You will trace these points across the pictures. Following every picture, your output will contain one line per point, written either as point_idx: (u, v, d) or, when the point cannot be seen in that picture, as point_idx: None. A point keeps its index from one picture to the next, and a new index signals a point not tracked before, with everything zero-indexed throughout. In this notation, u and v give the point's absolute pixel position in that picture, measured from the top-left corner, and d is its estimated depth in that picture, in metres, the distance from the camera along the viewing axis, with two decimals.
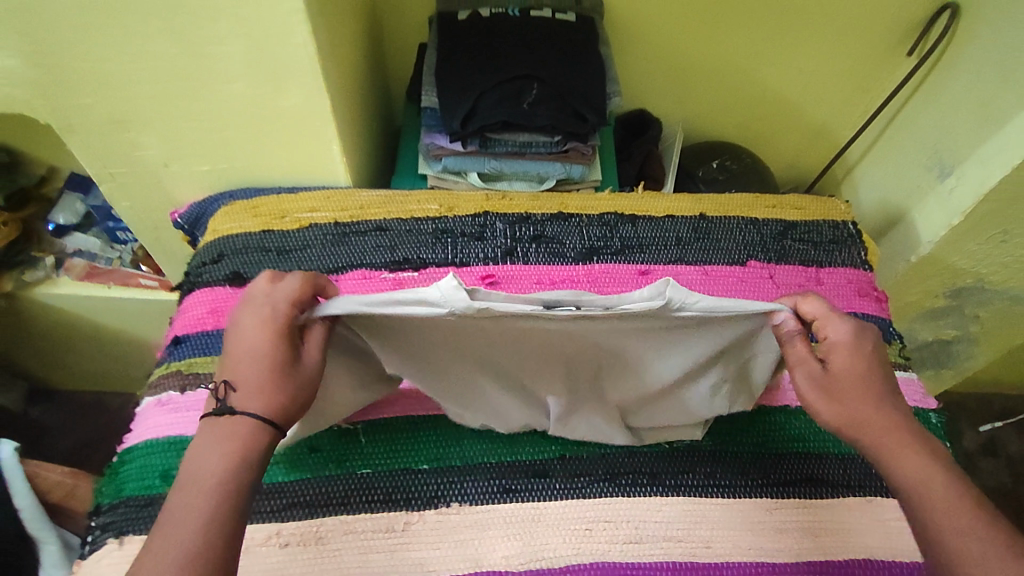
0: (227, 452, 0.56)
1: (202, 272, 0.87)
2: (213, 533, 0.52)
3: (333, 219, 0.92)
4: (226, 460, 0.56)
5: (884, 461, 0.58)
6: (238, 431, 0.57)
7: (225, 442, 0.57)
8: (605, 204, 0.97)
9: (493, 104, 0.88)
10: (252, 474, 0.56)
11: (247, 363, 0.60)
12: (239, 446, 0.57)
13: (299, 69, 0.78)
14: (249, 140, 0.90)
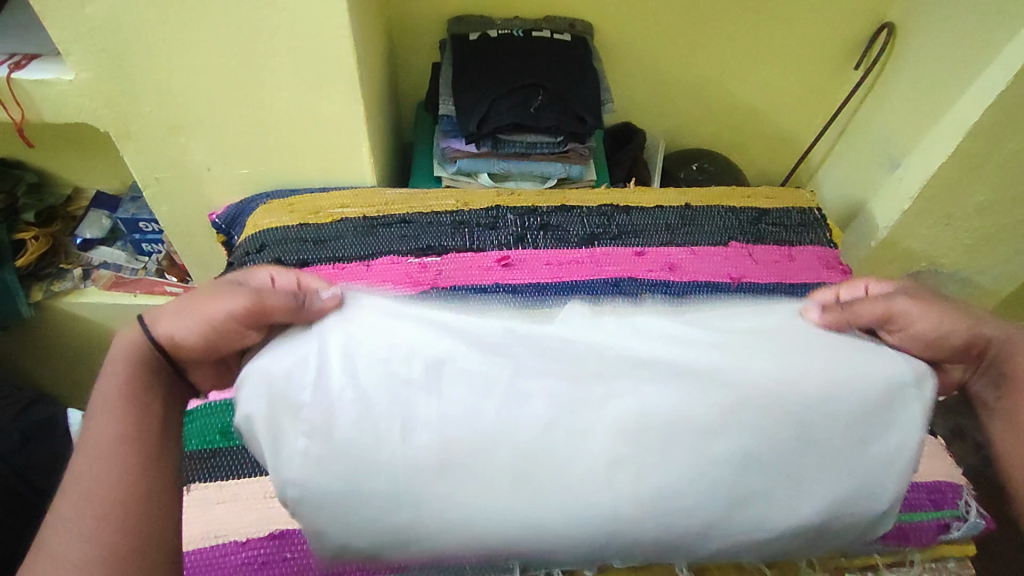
0: (125, 358, 0.66)
1: (247, 261, 0.96)
2: (112, 426, 0.63)
3: (361, 213, 1.03)
4: (125, 372, 0.66)
5: (998, 355, 0.63)
6: (127, 345, 0.67)
7: (115, 356, 0.67)
8: (602, 198, 1.10)
9: (505, 109, 1.02)
10: (140, 377, 0.66)
11: (186, 302, 0.67)
12: (145, 358, 0.67)
13: (341, 76, 0.91)
14: (287, 144, 1.01)
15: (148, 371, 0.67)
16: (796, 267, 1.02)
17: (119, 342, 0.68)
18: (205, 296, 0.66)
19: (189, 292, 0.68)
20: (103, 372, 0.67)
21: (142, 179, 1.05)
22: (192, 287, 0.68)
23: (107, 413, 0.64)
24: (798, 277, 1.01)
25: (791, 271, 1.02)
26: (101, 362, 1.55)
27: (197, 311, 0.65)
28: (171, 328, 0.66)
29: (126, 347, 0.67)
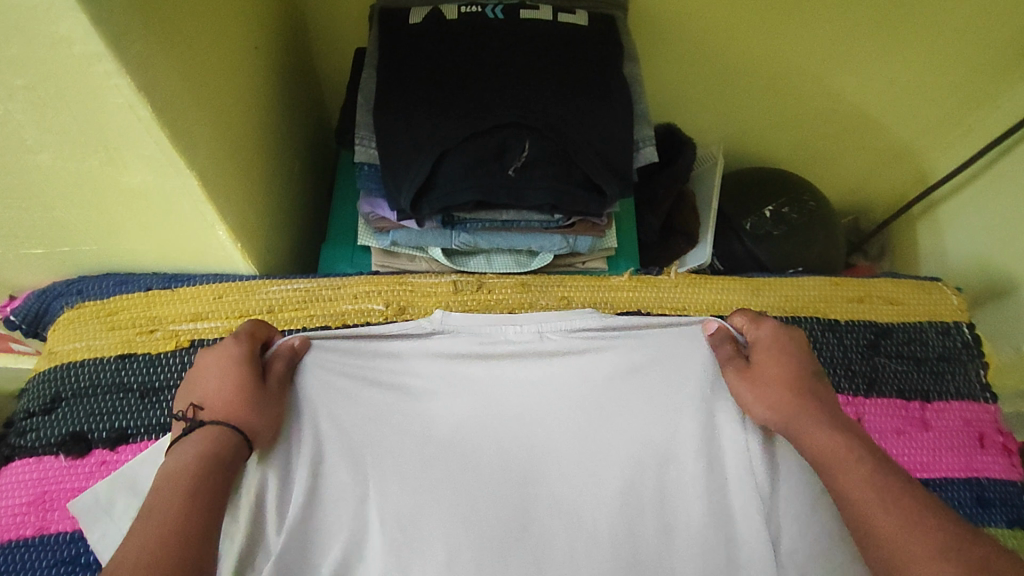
0: (194, 446, 0.50)
1: (27, 428, 0.60)
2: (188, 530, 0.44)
3: (227, 331, 0.64)
4: (198, 449, 0.50)
5: (794, 435, 0.53)
6: (201, 430, 0.51)
7: (191, 438, 0.51)
8: (621, 299, 0.69)
9: (463, 172, 0.58)
10: (222, 477, 0.49)
11: (230, 382, 0.55)
12: (213, 440, 0.51)
13: (130, 134, 0.48)
14: (89, 222, 0.60)
15: (219, 438, 0.51)
16: (931, 446, 0.64)
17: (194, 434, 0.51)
18: (246, 383, 0.55)
19: (219, 371, 0.55)
20: (172, 462, 0.49)
21: None
22: (215, 364, 0.56)
23: (176, 479, 0.47)
24: (935, 466, 0.63)
25: (922, 454, 0.63)
26: None
27: (231, 392, 0.54)
28: (230, 407, 0.53)
29: (198, 432, 0.51)
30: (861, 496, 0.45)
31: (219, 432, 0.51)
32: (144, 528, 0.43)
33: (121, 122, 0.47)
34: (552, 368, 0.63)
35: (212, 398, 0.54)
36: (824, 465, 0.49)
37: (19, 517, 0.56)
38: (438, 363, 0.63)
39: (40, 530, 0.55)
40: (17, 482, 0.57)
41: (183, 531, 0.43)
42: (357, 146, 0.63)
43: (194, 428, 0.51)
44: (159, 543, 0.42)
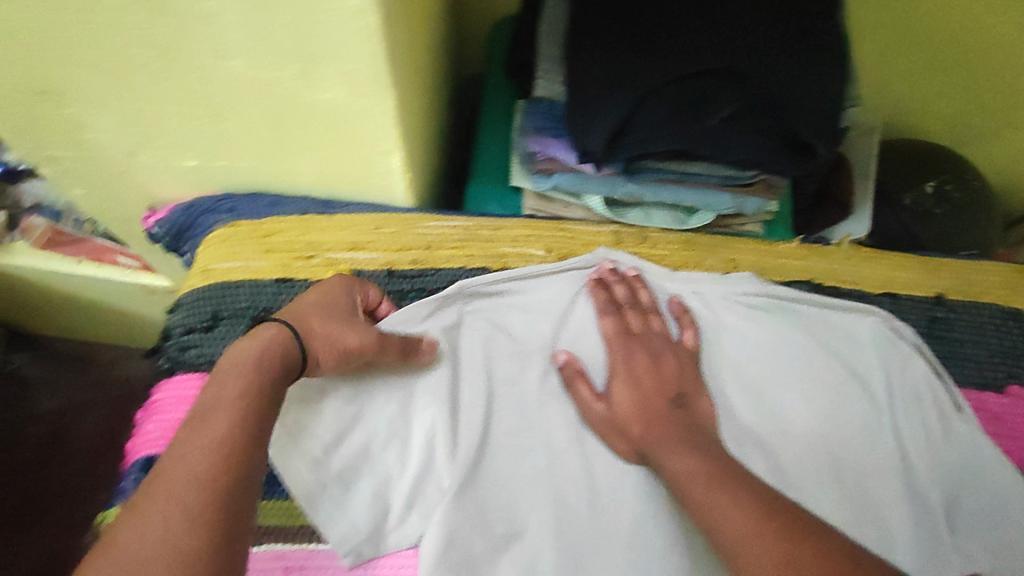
0: (262, 348, 0.48)
1: (187, 343, 0.59)
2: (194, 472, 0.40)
3: (386, 263, 0.62)
4: (263, 352, 0.48)
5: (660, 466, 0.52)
6: (272, 331, 0.49)
7: (260, 334, 0.49)
8: (790, 266, 0.65)
9: (660, 118, 0.53)
10: (267, 405, 0.46)
11: (316, 316, 0.53)
12: (281, 349, 0.48)
13: (336, 48, 0.44)
14: (255, 137, 0.57)
15: (283, 352, 0.49)
16: None
17: (268, 330, 0.49)
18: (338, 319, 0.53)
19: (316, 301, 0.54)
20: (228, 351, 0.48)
21: (27, 155, 0.65)
22: (308, 298, 0.55)
23: (234, 381, 0.45)
24: None
25: None
26: (63, 312, 1.26)
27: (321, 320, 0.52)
28: (318, 333, 0.51)
29: (267, 331, 0.49)
30: (728, 528, 0.45)
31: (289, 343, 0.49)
32: (193, 436, 0.42)
33: (332, 31, 0.43)
34: (725, 326, 0.62)
35: (301, 317, 0.52)
36: (693, 494, 0.49)
37: None
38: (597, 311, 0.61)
39: None
40: (182, 395, 0.57)
41: (211, 479, 0.40)
42: (540, 81, 0.59)
43: (266, 327, 0.50)
44: (206, 469, 0.40)
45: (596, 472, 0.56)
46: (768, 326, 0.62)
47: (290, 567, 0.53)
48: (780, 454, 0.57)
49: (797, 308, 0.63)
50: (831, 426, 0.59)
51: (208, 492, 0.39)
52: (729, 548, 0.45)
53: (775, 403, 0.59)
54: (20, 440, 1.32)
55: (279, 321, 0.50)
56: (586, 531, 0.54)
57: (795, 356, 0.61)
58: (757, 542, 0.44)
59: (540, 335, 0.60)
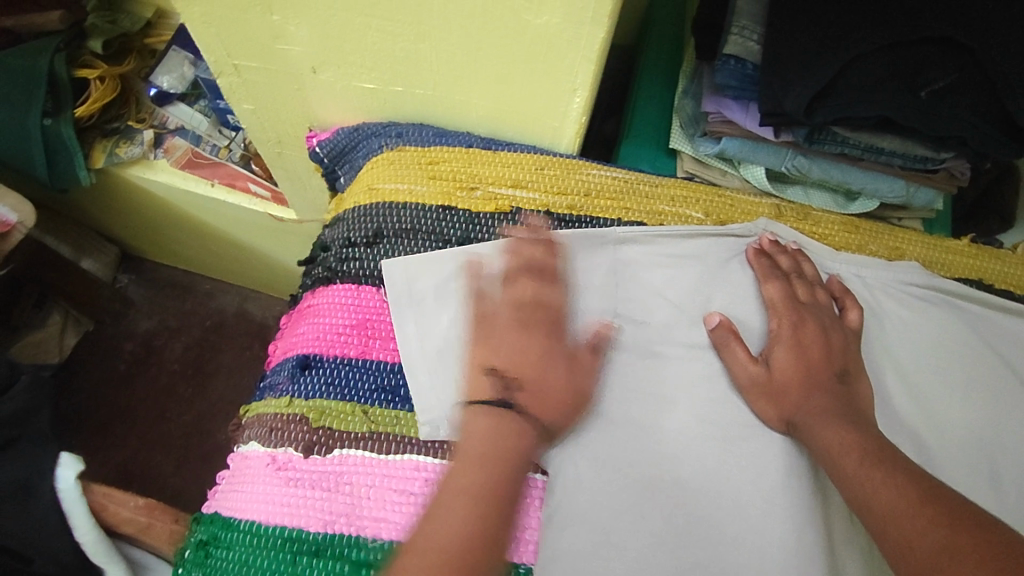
0: (484, 435, 0.49)
1: (348, 255, 0.61)
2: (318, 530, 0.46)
3: (543, 203, 0.62)
4: (485, 440, 0.48)
5: (807, 434, 0.51)
6: (352, 416, 0.53)
7: (335, 426, 0.53)
8: (960, 263, 0.62)
9: (868, 86, 0.52)
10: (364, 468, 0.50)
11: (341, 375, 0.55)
12: (516, 437, 0.49)
13: None
14: (450, 62, 0.59)
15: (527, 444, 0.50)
16: None
17: (350, 420, 0.53)
18: (404, 362, 0.55)
19: (323, 364, 0.56)
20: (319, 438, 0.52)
21: (215, 63, 0.68)
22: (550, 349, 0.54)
23: (336, 471, 0.49)
24: None
25: None
26: (177, 238, 1.31)
27: (545, 382, 0.52)
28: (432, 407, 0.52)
29: (497, 413, 0.50)
30: (894, 509, 0.43)
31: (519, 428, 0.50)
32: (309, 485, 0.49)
33: None
34: (888, 313, 0.59)
35: (538, 390, 0.52)
36: (845, 467, 0.47)
37: (342, 338, 0.57)
38: (748, 277, 0.60)
39: (363, 352, 0.57)
40: (341, 303, 0.59)
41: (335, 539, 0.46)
42: (733, 36, 0.58)
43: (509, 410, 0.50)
44: None
45: (740, 437, 0.54)
46: (935, 318, 0.58)
47: (429, 478, 0.51)
48: (935, 449, 0.53)
49: (966, 306, 0.60)
50: (1001, 431, 0.55)
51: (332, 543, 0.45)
52: (876, 522, 0.44)
53: (940, 397, 0.56)
54: (115, 355, 1.36)
55: (530, 409, 0.50)
56: (723, 488, 0.52)
57: (964, 352, 0.57)
58: (905, 521, 0.42)
59: (692, 292, 0.59)
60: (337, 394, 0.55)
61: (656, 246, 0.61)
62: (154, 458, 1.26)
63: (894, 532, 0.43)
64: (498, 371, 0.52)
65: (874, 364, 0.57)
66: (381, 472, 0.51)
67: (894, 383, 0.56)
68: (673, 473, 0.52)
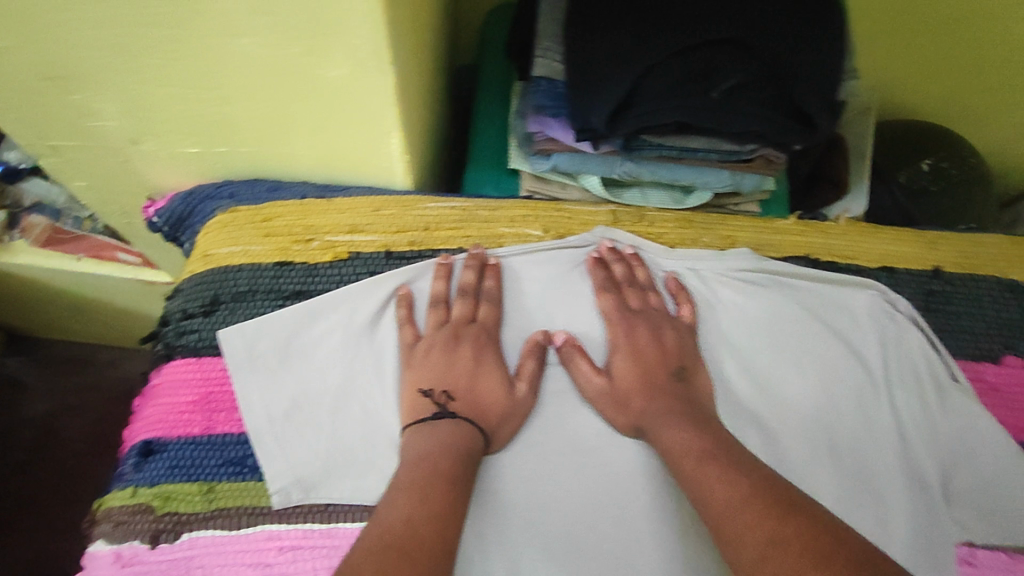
0: (429, 446, 0.50)
1: (186, 328, 0.59)
2: (450, 528, 0.44)
3: (381, 244, 0.62)
4: (434, 448, 0.50)
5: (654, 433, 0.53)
6: (452, 424, 0.52)
7: (434, 430, 0.52)
8: (788, 242, 0.65)
9: (664, 91, 0.53)
10: (453, 464, 0.49)
11: (442, 385, 0.55)
12: (455, 437, 0.51)
13: (349, 22, 0.45)
14: (263, 119, 0.57)
15: (473, 439, 0.52)
16: None
17: (449, 425, 0.52)
18: (509, 381, 0.56)
19: (420, 374, 0.56)
20: (415, 444, 0.51)
21: (29, 146, 0.64)
22: (485, 361, 0.56)
23: (428, 467, 0.48)
24: None
25: None
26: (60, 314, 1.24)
27: (472, 388, 0.55)
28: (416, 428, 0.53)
29: (439, 425, 0.52)
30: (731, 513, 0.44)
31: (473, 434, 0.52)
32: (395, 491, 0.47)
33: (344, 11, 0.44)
34: (720, 300, 0.61)
35: (471, 397, 0.55)
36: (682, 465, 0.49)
37: (184, 417, 0.55)
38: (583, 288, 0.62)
39: (206, 427, 0.55)
40: (182, 379, 0.57)
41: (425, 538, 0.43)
42: (540, 58, 0.59)
43: (443, 422, 0.52)
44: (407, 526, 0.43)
45: (592, 447, 0.55)
46: (764, 299, 0.61)
47: (284, 546, 0.51)
48: (775, 430, 0.56)
49: (794, 284, 0.62)
50: (830, 402, 0.58)
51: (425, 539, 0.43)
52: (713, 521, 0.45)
53: (773, 379, 0.58)
54: (11, 444, 1.28)
55: (467, 416, 0.53)
56: (579, 503, 0.53)
57: (793, 327, 0.60)
58: (743, 514, 0.44)
59: (535, 308, 0.61)
60: (184, 475, 0.53)
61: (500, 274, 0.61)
62: (66, 548, 1.19)
63: (731, 528, 0.44)
64: (433, 389, 0.55)
65: (713, 354, 0.59)
66: (233, 549, 0.51)
67: (730, 370, 0.59)
68: (530, 501, 0.53)
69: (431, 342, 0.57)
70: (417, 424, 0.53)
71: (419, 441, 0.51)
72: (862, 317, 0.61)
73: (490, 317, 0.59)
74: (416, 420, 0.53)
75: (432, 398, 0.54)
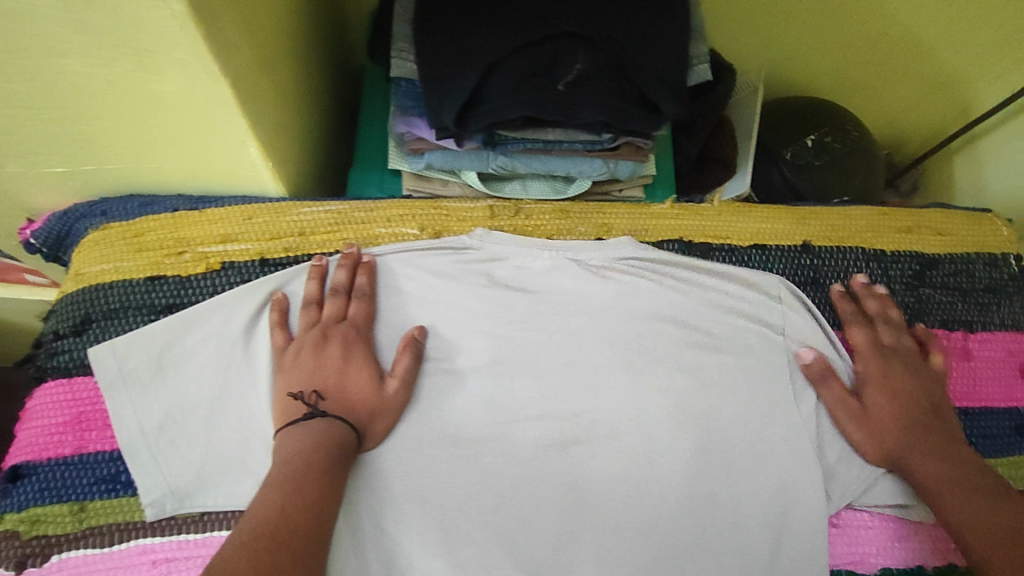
0: (299, 441, 0.49)
1: (56, 349, 0.59)
2: (321, 519, 0.44)
3: (256, 251, 0.62)
4: (305, 445, 0.49)
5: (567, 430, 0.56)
6: (327, 422, 0.51)
7: (306, 428, 0.51)
8: (663, 225, 0.66)
9: (511, 85, 0.54)
10: (324, 454, 0.49)
11: (311, 386, 0.54)
12: (327, 432, 0.50)
13: (168, 37, 0.44)
14: (117, 136, 0.56)
15: (340, 430, 0.51)
16: (973, 374, 0.63)
17: (321, 423, 0.51)
18: (375, 379, 0.55)
19: (290, 378, 0.55)
20: (283, 441, 0.50)
21: None
22: (354, 359, 0.56)
23: (300, 461, 0.47)
24: (975, 396, 0.62)
25: (963, 382, 0.62)
26: None
27: (345, 388, 0.54)
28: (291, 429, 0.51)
29: (311, 424, 0.51)
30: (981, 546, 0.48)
31: (344, 431, 0.51)
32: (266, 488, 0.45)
33: (159, 27, 0.43)
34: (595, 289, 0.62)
35: (341, 394, 0.54)
36: None
37: (54, 438, 0.55)
38: (457, 284, 0.61)
39: (78, 448, 0.55)
40: (51, 399, 0.56)
41: (281, 529, 0.42)
42: (394, 60, 0.59)
43: (316, 419, 0.51)
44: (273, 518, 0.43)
45: (468, 441, 0.56)
46: (636, 287, 0.62)
47: (156, 560, 0.53)
48: (645, 416, 0.57)
49: (667, 271, 0.63)
50: (702, 385, 0.59)
51: (296, 533, 0.42)
52: None
53: (645, 366, 0.59)
54: None
55: (336, 412, 0.52)
56: (455, 491, 0.54)
57: (672, 316, 0.61)
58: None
59: (409, 305, 0.61)
60: (53, 497, 0.53)
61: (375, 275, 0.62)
62: None
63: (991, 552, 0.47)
64: (304, 390, 0.54)
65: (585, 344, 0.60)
66: (105, 567, 0.52)
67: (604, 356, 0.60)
68: (414, 497, 0.54)
69: (301, 343, 0.56)
70: (291, 425, 0.51)
71: (292, 435, 0.50)
72: (745, 303, 0.62)
73: (359, 316, 0.59)
74: (290, 421, 0.52)
75: (302, 397, 0.53)
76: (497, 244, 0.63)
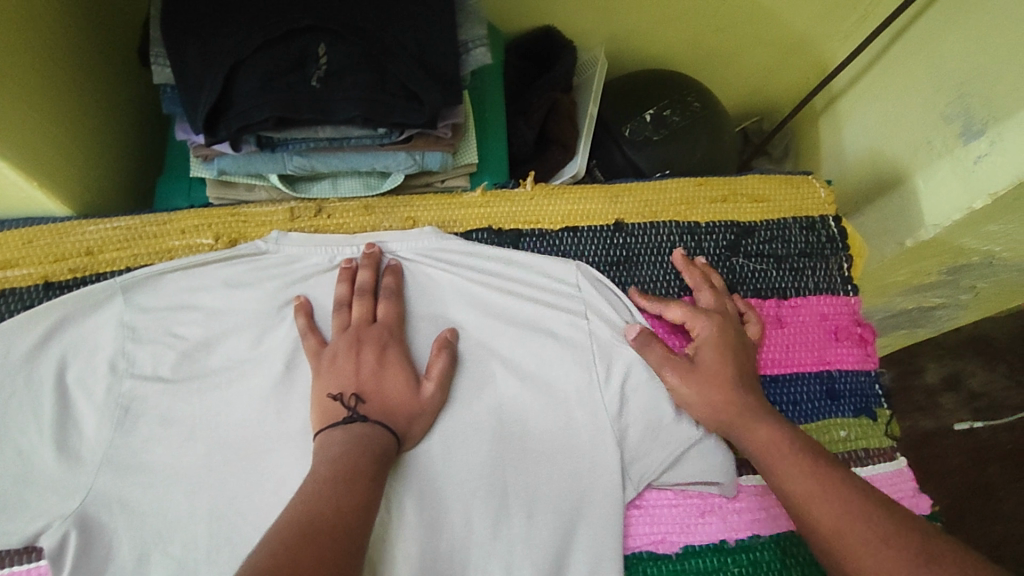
0: (342, 453, 0.48)
1: None
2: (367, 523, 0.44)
3: (38, 275, 0.60)
4: (349, 451, 0.48)
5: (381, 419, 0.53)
6: (366, 427, 0.50)
7: (350, 433, 0.50)
8: (472, 214, 0.65)
9: (257, 85, 0.51)
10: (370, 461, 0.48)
11: (350, 388, 0.53)
12: (366, 440, 0.50)
13: None
14: None
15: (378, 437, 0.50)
16: (785, 341, 0.63)
17: (363, 429, 0.50)
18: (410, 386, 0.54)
19: (329, 380, 0.54)
20: (329, 451, 0.49)
21: None
22: (389, 360, 0.54)
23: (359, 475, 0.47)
24: (786, 362, 0.62)
25: (776, 349, 0.62)
26: None
27: (388, 393, 0.53)
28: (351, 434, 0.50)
29: (352, 427, 0.50)
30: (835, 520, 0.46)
31: (384, 437, 0.50)
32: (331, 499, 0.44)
33: None
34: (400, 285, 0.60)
35: (379, 397, 0.53)
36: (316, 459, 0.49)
37: None
38: (252, 293, 0.60)
39: None
40: None
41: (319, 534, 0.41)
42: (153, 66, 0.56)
43: (357, 423, 0.51)
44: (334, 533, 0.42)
45: (263, 451, 0.56)
46: (442, 280, 0.61)
47: None
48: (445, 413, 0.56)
49: (476, 261, 0.62)
50: (502, 375, 0.58)
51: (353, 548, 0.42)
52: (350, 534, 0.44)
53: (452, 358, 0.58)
54: None
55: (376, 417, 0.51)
56: (256, 503, 0.55)
57: (475, 308, 0.60)
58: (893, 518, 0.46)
59: (202, 317, 0.60)
60: None
61: (166, 291, 0.60)
62: None
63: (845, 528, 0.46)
64: (344, 392, 0.53)
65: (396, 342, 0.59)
66: None
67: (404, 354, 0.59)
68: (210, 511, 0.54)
69: (335, 348, 0.55)
70: (332, 428, 0.51)
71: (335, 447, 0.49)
72: (547, 290, 0.61)
73: (388, 316, 0.57)
74: (334, 423, 0.51)
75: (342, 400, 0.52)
76: (296, 247, 0.62)
